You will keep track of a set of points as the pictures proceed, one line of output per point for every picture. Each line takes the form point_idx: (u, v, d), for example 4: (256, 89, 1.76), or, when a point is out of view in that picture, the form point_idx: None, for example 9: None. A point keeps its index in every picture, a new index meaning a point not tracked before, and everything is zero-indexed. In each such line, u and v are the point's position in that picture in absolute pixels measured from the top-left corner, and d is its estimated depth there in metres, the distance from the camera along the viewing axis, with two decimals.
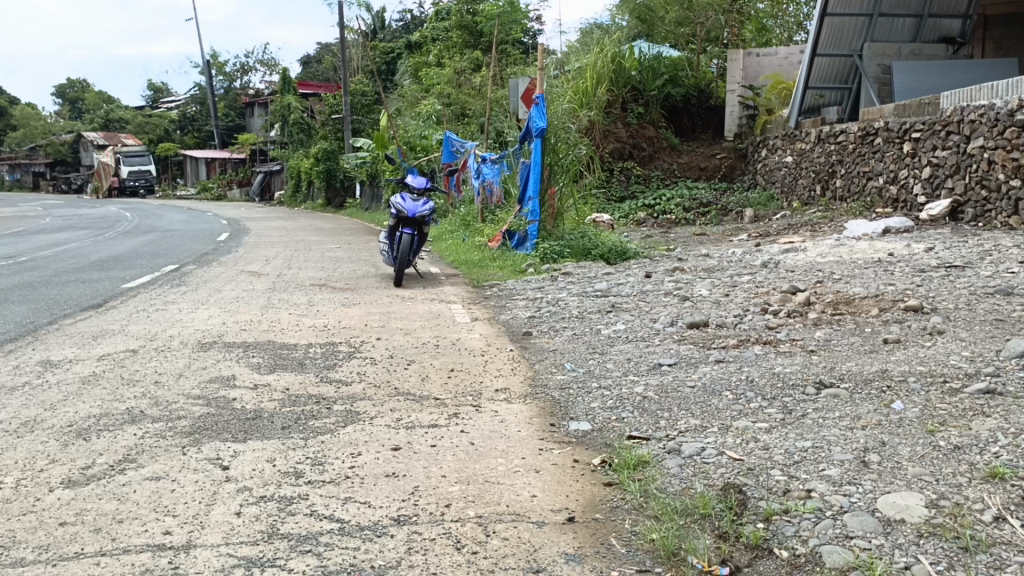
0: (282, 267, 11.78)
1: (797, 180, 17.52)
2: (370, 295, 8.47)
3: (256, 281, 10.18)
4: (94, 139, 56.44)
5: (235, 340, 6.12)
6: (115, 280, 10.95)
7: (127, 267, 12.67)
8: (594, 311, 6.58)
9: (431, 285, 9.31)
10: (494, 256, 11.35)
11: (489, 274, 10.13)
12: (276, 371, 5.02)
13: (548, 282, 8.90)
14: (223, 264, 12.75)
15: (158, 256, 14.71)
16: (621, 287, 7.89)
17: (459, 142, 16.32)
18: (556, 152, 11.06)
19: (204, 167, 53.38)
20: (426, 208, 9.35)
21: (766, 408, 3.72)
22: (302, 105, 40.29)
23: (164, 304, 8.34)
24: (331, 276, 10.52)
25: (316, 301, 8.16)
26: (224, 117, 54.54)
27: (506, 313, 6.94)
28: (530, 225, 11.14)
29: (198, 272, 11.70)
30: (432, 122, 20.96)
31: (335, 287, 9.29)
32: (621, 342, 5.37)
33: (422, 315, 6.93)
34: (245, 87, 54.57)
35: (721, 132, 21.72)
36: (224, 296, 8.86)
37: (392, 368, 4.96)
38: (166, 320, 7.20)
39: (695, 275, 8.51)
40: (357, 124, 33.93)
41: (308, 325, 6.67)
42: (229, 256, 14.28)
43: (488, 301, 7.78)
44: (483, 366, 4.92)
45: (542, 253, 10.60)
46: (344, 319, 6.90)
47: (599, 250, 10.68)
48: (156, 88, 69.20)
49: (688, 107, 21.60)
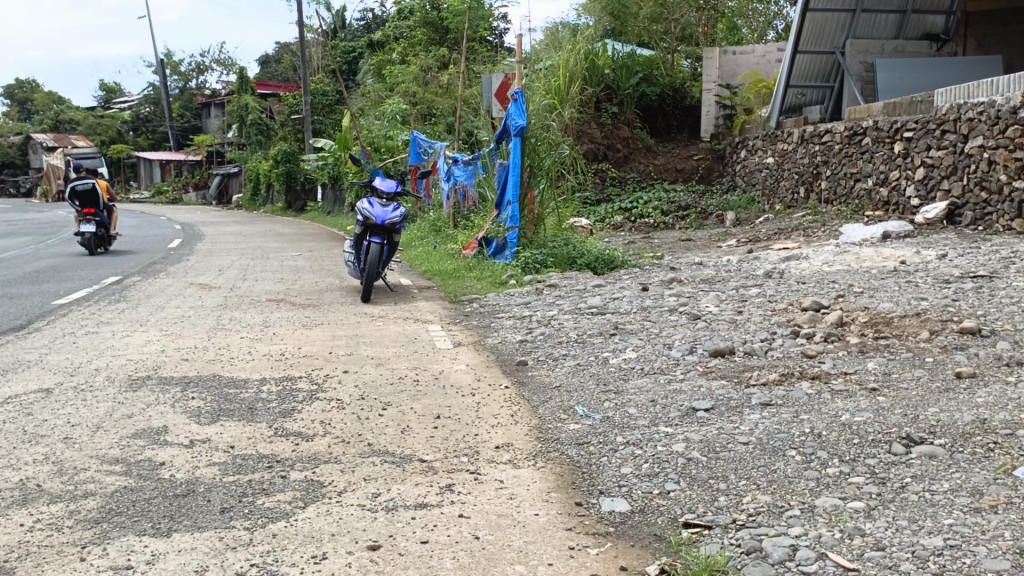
0: (237, 279, 10.78)
1: (779, 182, 16.93)
2: (334, 313, 7.56)
3: (207, 296, 9.18)
4: (43, 140, 54.29)
5: (174, 375, 5.16)
6: (49, 295, 9.87)
7: (65, 280, 11.56)
8: (594, 333, 5.77)
9: (403, 300, 8.42)
10: (470, 266, 10.48)
11: (465, 286, 9.27)
12: (220, 419, 4.08)
13: (533, 296, 8.08)
14: (171, 275, 11.70)
15: (101, 265, 13.55)
16: (618, 303, 7.11)
17: (427, 141, 15.42)
18: (537, 153, 10.21)
19: (159, 169, 51.62)
20: (396, 214, 8.43)
21: (851, 475, 2.91)
22: (261, 106, 39.02)
23: (98, 325, 7.35)
24: (290, 288, 9.57)
25: (273, 320, 7.23)
26: (179, 118, 52.85)
27: (493, 335, 6.10)
28: (509, 232, 10.29)
29: (142, 284, 10.65)
30: (397, 122, 20.02)
31: (294, 303, 8.36)
32: (636, 375, 4.55)
33: (397, 340, 6.04)
34: (202, 87, 52.91)
35: (696, 132, 21.12)
36: (168, 315, 7.88)
37: (363, 415, 4.06)
38: (94, 347, 6.23)
39: (695, 287, 7.74)
40: (319, 125, 32.77)
41: (263, 354, 5.74)
42: (179, 266, 13.20)
43: (469, 320, 6.93)
44: (476, 412, 4.04)
45: (523, 262, 9.79)
46: (306, 345, 5.98)
47: (584, 259, 9.87)
48: (109, 89, 66.95)
49: (663, 107, 20.99)
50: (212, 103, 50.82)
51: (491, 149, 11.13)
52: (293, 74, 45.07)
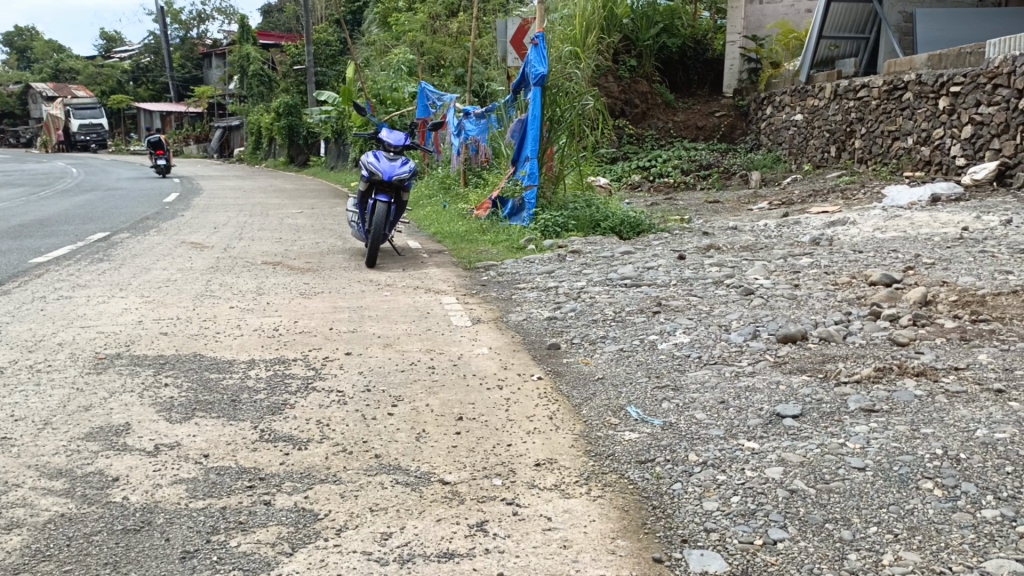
0: (233, 238, 10.04)
1: (807, 141, 16.04)
2: (336, 280, 6.84)
3: (199, 257, 8.48)
4: (41, 90, 53.10)
5: (148, 354, 4.44)
6: (29, 252, 9.14)
7: (49, 235, 10.81)
8: (633, 310, 5.04)
9: (412, 265, 7.70)
10: (484, 228, 9.72)
11: (479, 250, 8.55)
12: (194, 417, 3.36)
13: (555, 265, 7.35)
14: (163, 233, 10.93)
15: (90, 220, 12.79)
16: (653, 272, 6.40)
17: (435, 93, 14.53)
18: (558, 106, 9.38)
19: (159, 121, 50.54)
20: (405, 169, 7.64)
21: (1020, 522, 2.19)
22: (263, 56, 37.84)
23: (72, 288, 6.62)
24: (289, 250, 8.85)
25: (267, 287, 6.52)
26: (180, 69, 51.62)
27: (516, 310, 5.38)
28: (526, 191, 9.46)
29: (131, 242, 9.90)
30: (403, 73, 19.07)
31: (292, 267, 7.64)
32: (693, 364, 3.82)
33: (407, 314, 5.32)
34: (203, 38, 51.52)
35: (717, 89, 20.26)
36: (153, 277, 7.15)
37: (369, 416, 3.34)
38: (62, 315, 5.49)
39: (736, 256, 6.99)
40: (322, 77, 31.69)
41: (253, 328, 5.03)
42: (172, 222, 12.46)
43: (488, 291, 6.20)
44: (507, 413, 3.34)
45: (542, 225, 9.03)
46: (302, 319, 5.27)
47: (609, 222, 9.12)
48: (110, 38, 65.41)
49: (682, 60, 20.13)
50: (213, 53, 49.49)
51: (507, 101, 10.29)
52: (296, 24, 43.78)
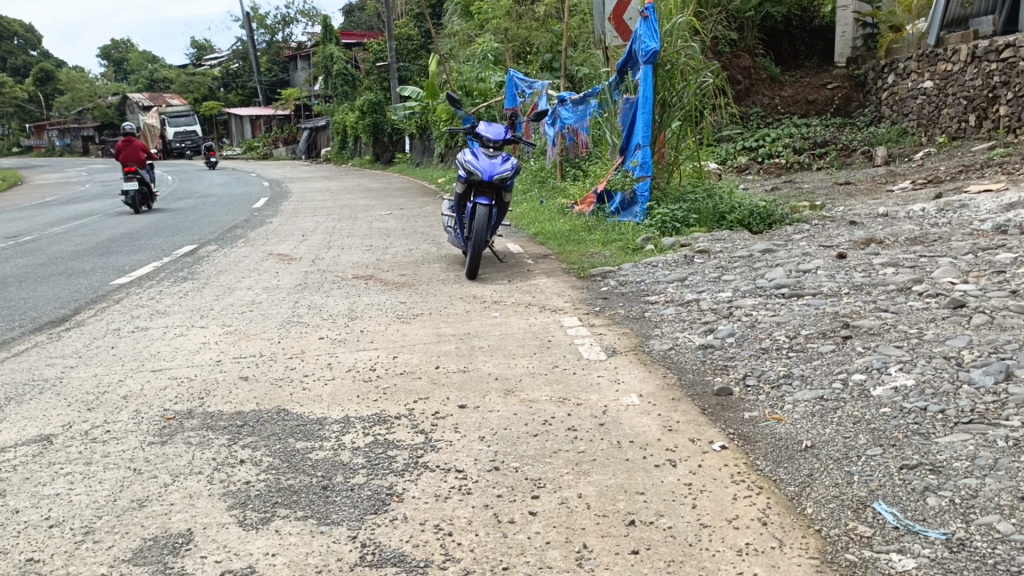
0: (321, 247, 9.41)
1: (940, 110, 14.45)
2: (434, 297, 6.04)
3: (287, 270, 7.86)
4: (137, 101, 54.73)
5: (223, 411, 3.70)
6: (113, 270, 8.70)
7: (135, 249, 10.43)
8: (812, 334, 4.00)
9: (518, 274, 6.84)
10: (590, 226, 8.75)
11: (589, 253, 7.60)
12: (275, 519, 2.54)
13: (683, 270, 6.34)
14: (250, 243, 10.41)
15: (178, 231, 12.43)
16: (813, 277, 5.36)
17: (524, 80, 13.57)
18: (673, 85, 8.32)
19: (249, 126, 51.45)
20: (506, 166, 6.73)
21: None
22: (347, 55, 37.75)
23: (150, 316, 6.03)
24: (381, 259, 8.13)
25: (360, 310, 5.77)
26: (267, 72, 52.39)
27: (657, 337, 4.41)
28: (638, 183, 8.44)
29: (216, 255, 9.38)
30: (489, 62, 18.23)
31: (386, 281, 6.89)
32: (938, 426, 2.78)
33: (527, 344, 4.43)
34: (288, 41, 52.13)
35: (827, 58, 19.09)
36: (236, 299, 6.51)
37: (505, 518, 2.43)
38: (133, 354, 4.84)
39: (909, 252, 5.84)
40: (405, 72, 31.27)
41: (344, 370, 4.24)
42: (260, 230, 11.98)
43: (614, 308, 5.26)
44: (696, 511, 2.38)
45: (658, 221, 8.01)
46: (402, 355, 4.45)
47: (736, 215, 8.01)
48: (200, 47, 66.97)
49: (788, 30, 19.18)
50: (297, 55, 49.93)
51: (611, 84, 9.30)
52: (377, 21, 43.64)
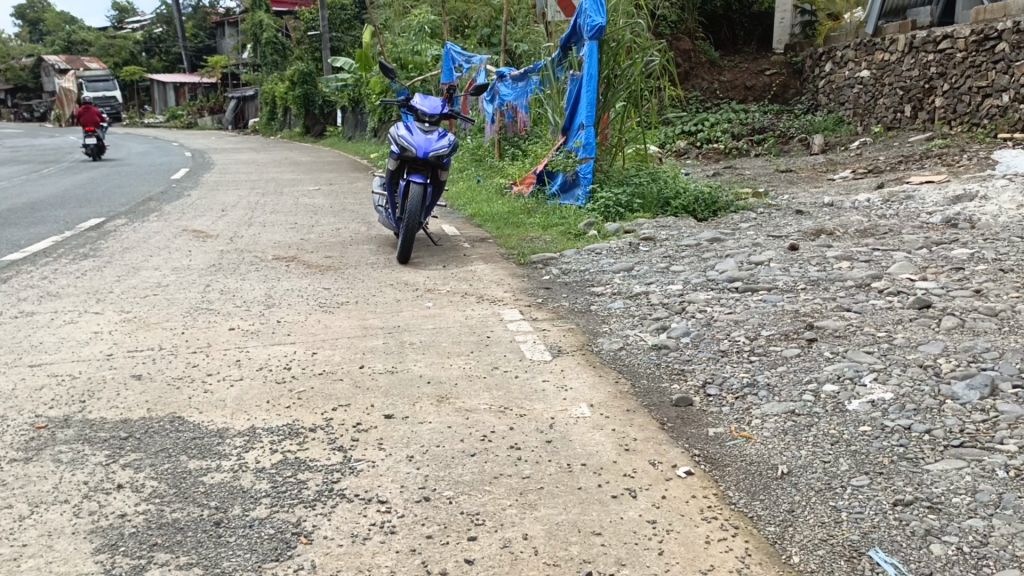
0: (242, 223, 8.78)
1: (876, 99, 14.50)
2: (361, 284, 5.56)
3: (203, 249, 7.25)
4: (52, 63, 51.81)
5: (107, 418, 3.18)
6: (7, 245, 7.90)
7: (36, 222, 9.58)
8: (774, 336, 3.68)
9: (452, 259, 6.39)
10: (530, 208, 8.34)
11: (528, 238, 7.20)
12: (151, 568, 2.07)
13: (629, 258, 5.99)
14: (164, 217, 9.69)
15: (86, 202, 11.56)
16: (765, 269, 5.08)
17: (462, 54, 13.00)
18: (618, 62, 7.95)
19: (173, 93, 49.26)
20: (443, 143, 6.26)
21: None
22: (278, 23, 36.33)
23: (40, 298, 5.39)
24: (306, 239, 7.58)
25: (278, 296, 5.25)
26: (193, 38, 50.18)
27: (606, 336, 4.04)
28: (581, 164, 8.04)
29: (125, 230, 8.64)
30: (424, 34, 17.55)
31: (309, 264, 6.36)
32: (929, 449, 2.46)
33: (463, 342, 4.01)
34: (216, 6, 49.99)
35: (765, 44, 19.06)
36: (140, 280, 5.90)
37: (435, 568, 2.01)
38: (11, 345, 4.24)
39: (861, 244, 5.61)
40: (338, 42, 30.22)
41: (254, 369, 3.74)
42: (177, 203, 11.23)
43: (557, 300, 4.87)
44: (664, 559, 2.01)
45: (601, 205, 7.65)
46: (323, 352, 3.98)
47: (680, 201, 7.72)
48: (122, 9, 63.78)
49: (727, 14, 19.05)
50: (225, 21, 47.93)
51: (553, 60, 8.87)
52: None
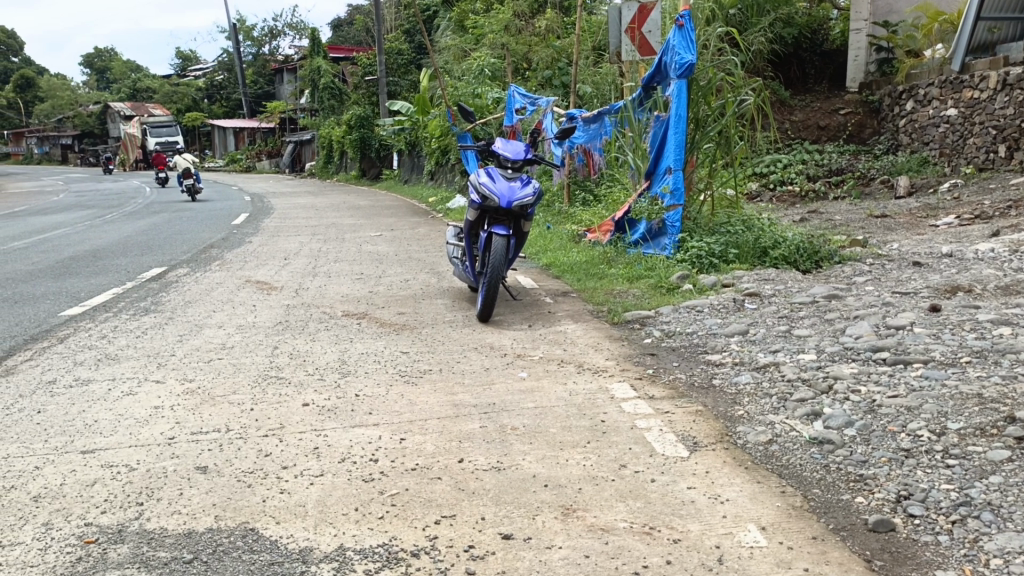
0: (306, 274, 8.38)
1: (966, 139, 13.67)
2: (441, 347, 5.00)
3: (266, 302, 6.81)
4: (118, 110, 53.33)
5: (167, 532, 2.65)
6: (65, 297, 7.58)
7: (96, 271, 9.31)
8: (966, 431, 3.03)
9: (536, 316, 5.82)
10: (611, 258, 7.77)
11: (615, 291, 6.61)
12: None
13: (738, 318, 5.36)
14: (226, 266, 9.36)
15: (147, 250, 11.35)
16: (910, 336, 4.41)
17: (525, 97, 12.53)
18: (708, 103, 7.35)
19: (232, 137, 50.21)
20: (527, 191, 5.72)
21: None
22: (335, 69, 36.75)
23: (97, 362, 4.97)
24: (374, 291, 7.11)
25: (352, 362, 4.72)
26: (252, 84, 51.26)
27: (746, 423, 3.39)
28: (668, 212, 7.45)
29: (186, 281, 8.29)
30: (485, 76, 17.21)
31: (382, 322, 5.85)
32: None
33: (574, 428, 3.40)
34: (275, 53, 51.09)
35: (837, 83, 18.38)
36: (203, 340, 5.46)
37: None
38: (60, 425, 3.76)
39: (1013, 306, 4.91)
40: (394, 86, 30.35)
41: (335, 462, 3.18)
42: (238, 250, 10.94)
43: (671, 372, 4.25)
44: None
45: (693, 255, 7.04)
46: (412, 438, 3.41)
47: (781, 250, 7.07)
48: (185, 57, 65.61)
49: (797, 53, 18.48)
50: (283, 68, 48.85)
51: (634, 100, 8.34)
52: (366, 36, 42.77)
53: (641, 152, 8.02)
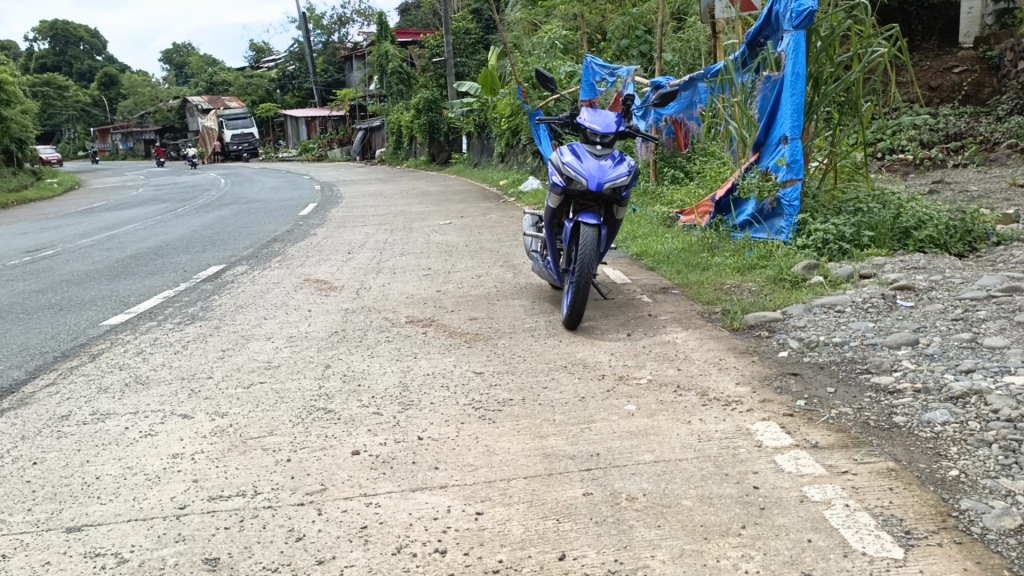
0: (369, 270, 7.59)
1: None
2: (523, 365, 4.08)
3: (323, 307, 6.03)
4: (194, 103, 54.10)
5: None
6: (114, 303, 6.95)
7: (153, 271, 8.74)
8: None
9: (635, 320, 4.84)
10: (713, 243, 6.70)
11: (727, 285, 5.57)
12: None
13: (896, 320, 4.27)
14: (286, 262, 8.66)
15: (209, 245, 10.82)
16: None
17: (604, 68, 11.40)
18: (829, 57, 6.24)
19: (305, 127, 50.37)
20: (621, 170, 4.72)
21: None
22: (404, 53, 36.18)
23: (122, 388, 4.22)
24: (443, 289, 6.25)
25: (417, 387, 3.84)
26: (324, 73, 51.32)
27: (970, 494, 2.35)
28: (784, 190, 6.34)
29: (241, 281, 7.60)
30: (558, 50, 16.09)
31: (452, 329, 4.97)
32: None
33: (716, 499, 2.43)
34: (345, 41, 50.86)
35: (947, 40, 16.67)
36: (247, 357, 4.67)
37: None
38: (50, 486, 2.97)
39: None
40: (464, 67, 29.51)
41: (387, 555, 2.30)
42: (301, 243, 10.29)
43: (830, 403, 3.22)
44: None
45: (818, 240, 5.95)
46: (492, 512, 2.49)
47: (925, 230, 5.91)
48: (258, 49, 66.31)
49: (901, 8, 16.99)
50: (353, 55, 48.60)
51: (735, 61, 7.22)
52: (433, 18, 42.12)
53: (746, 121, 6.90)
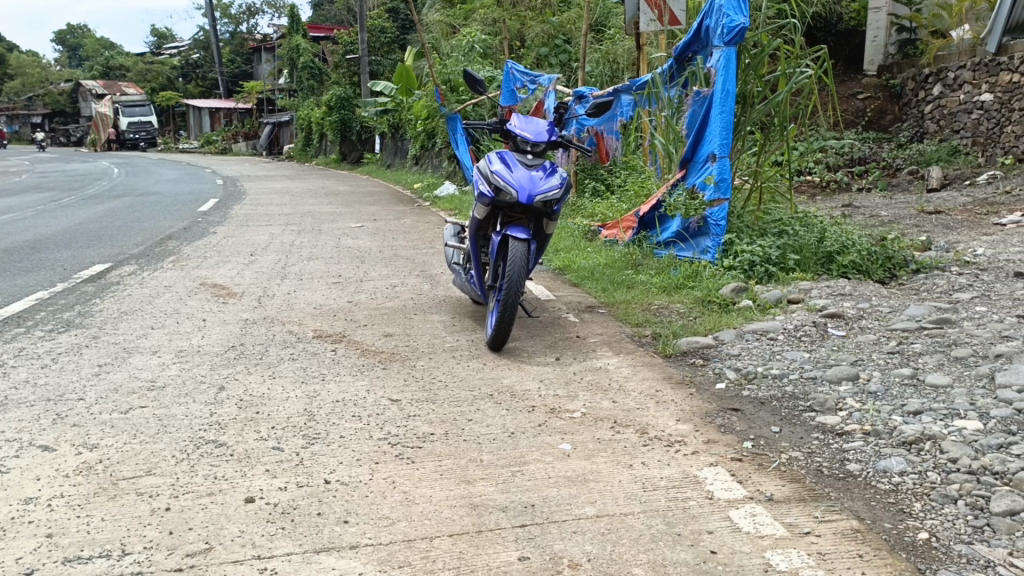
0: (272, 275, 7.03)
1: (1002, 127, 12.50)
2: (444, 392, 3.71)
3: (218, 316, 5.47)
4: (88, 87, 51.15)
5: None
6: None
7: (28, 268, 7.91)
8: None
9: (562, 342, 4.54)
10: (638, 260, 6.49)
11: (654, 306, 5.34)
12: None
13: (831, 351, 4.11)
14: (181, 264, 7.99)
15: (95, 240, 9.94)
16: None
17: (524, 74, 11.12)
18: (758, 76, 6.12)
19: (208, 118, 48.35)
20: (552, 182, 4.41)
21: None
22: (316, 48, 35.14)
23: None
24: (354, 300, 5.80)
25: (324, 416, 3.42)
26: (230, 64, 49.39)
27: (948, 564, 2.12)
28: (711, 209, 6.18)
29: (127, 284, 6.91)
30: (477, 53, 15.76)
31: (364, 346, 4.55)
32: None
33: (671, 568, 2.13)
34: (253, 31, 49.09)
35: (852, 67, 17.20)
36: (127, 376, 4.12)
37: None
38: None
39: None
40: (378, 66, 28.82)
41: None
42: (198, 242, 9.57)
43: (779, 446, 2.97)
44: None
45: (745, 262, 5.80)
46: None
47: (849, 256, 5.85)
48: (160, 34, 63.30)
49: (811, 33, 17.45)
50: (262, 47, 46.98)
51: (663, 74, 7.04)
52: (347, 14, 41.13)
53: (673, 136, 6.72)
